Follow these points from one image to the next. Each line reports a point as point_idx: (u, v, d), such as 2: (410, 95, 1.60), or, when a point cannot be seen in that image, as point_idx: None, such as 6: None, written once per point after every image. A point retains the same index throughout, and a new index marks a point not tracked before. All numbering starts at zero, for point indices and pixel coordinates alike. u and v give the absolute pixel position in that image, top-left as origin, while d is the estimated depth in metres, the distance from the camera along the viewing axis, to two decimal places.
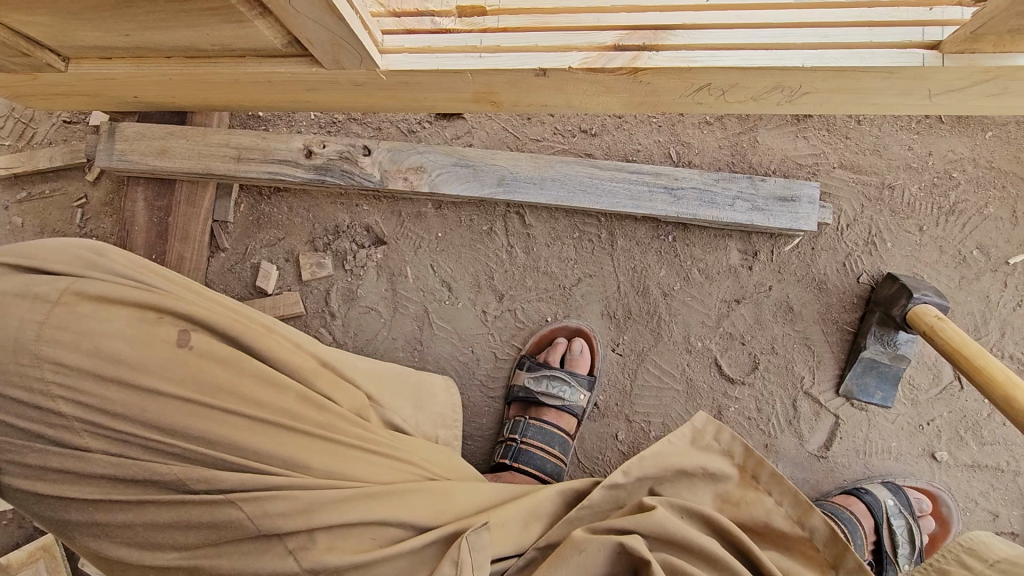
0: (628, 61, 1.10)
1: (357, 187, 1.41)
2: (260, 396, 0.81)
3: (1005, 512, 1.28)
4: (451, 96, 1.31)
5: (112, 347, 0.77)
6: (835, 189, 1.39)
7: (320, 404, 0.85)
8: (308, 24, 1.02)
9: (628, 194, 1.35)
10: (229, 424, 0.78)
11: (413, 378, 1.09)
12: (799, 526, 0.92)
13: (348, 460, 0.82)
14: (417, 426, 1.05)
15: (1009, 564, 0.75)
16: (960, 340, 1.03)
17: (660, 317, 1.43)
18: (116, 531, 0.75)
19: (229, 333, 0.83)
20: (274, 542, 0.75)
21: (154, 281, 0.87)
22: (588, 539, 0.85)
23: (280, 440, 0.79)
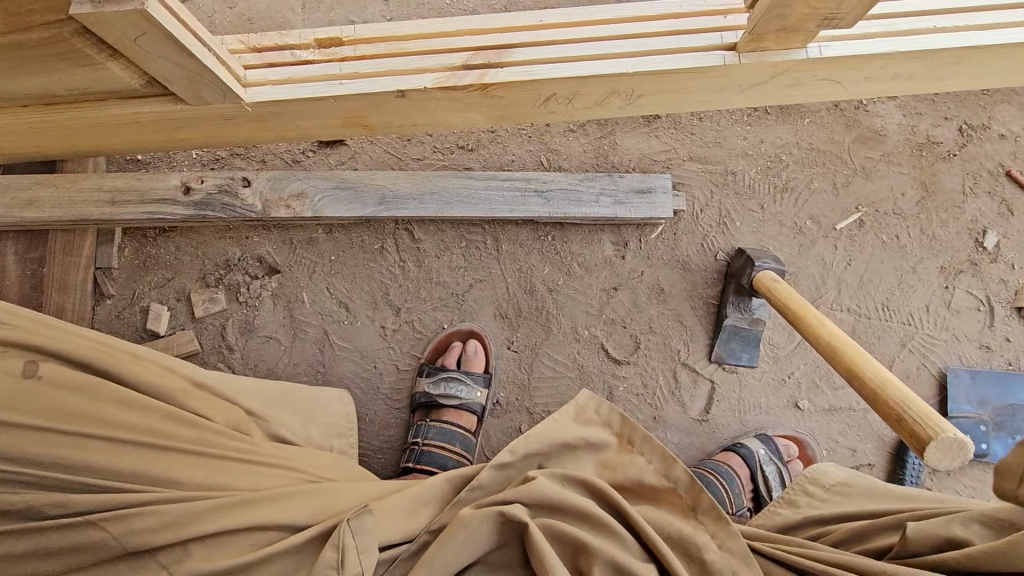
0: (476, 78, 1.19)
1: (240, 219, 1.44)
2: (125, 419, 0.91)
3: (861, 447, 1.46)
4: (323, 123, 1.36)
5: None
6: (687, 179, 1.56)
7: (189, 422, 0.95)
8: (161, 63, 1.06)
9: (502, 200, 1.46)
10: (89, 447, 0.87)
11: (302, 394, 1.15)
12: (666, 479, 0.97)
13: (213, 470, 0.91)
14: (309, 437, 1.12)
15: (840, 487, 1.07)
16: (785, 295, 1.19)
17: (548, 312, 1.53)
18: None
19: (99, 365, 0.94)
20: (146, 559, 0.82)
21: (21, 320, 0.95)
22: (471, 514, 0.90)
23: (139, 457, 0.88)
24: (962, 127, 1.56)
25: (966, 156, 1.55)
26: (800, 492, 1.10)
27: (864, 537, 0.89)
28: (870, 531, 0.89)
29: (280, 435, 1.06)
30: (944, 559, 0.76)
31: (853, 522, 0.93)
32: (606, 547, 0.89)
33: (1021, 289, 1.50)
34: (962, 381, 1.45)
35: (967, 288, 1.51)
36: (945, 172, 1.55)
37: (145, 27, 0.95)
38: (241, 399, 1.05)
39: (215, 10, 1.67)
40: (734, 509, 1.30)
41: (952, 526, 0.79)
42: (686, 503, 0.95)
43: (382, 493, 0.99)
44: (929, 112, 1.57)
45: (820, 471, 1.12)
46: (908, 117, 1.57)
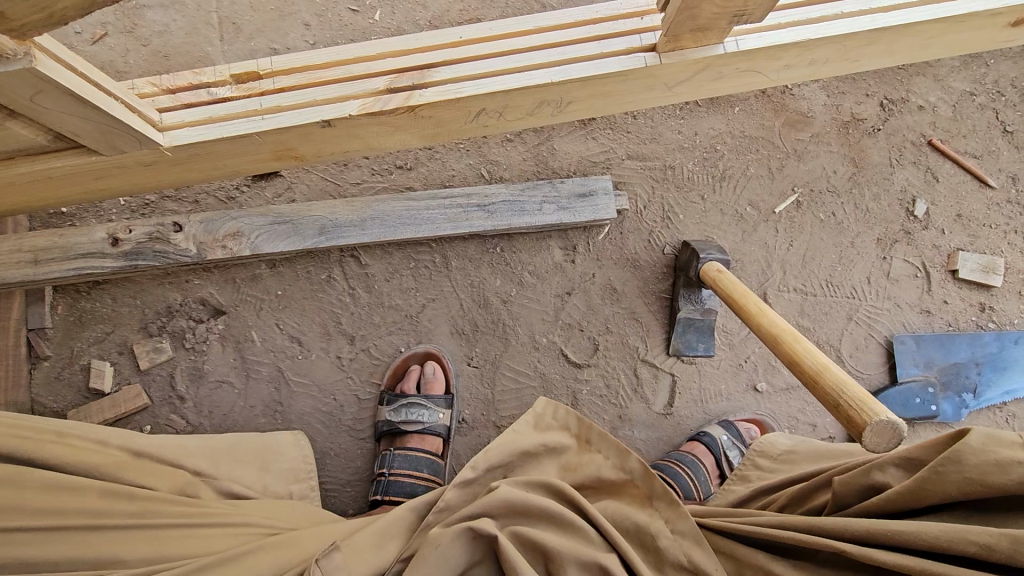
0: (402, 101, 1.17)
1: (176, 264, 1.39)
2: (56, 503, 0.86)
3: (821, 421, 1.50)
4: (252, 159, 1.32)
5: None
6: (627, 178, 1.57)
7: (129, 495, 0.91)
8: (63, 117, 1.01)
9: (445, 218, 1.44)
10: (20, 540, 0.82)
11: (254, 445, 1.16)
12: (623, 471, 0.98)
13: (160, 539, 0.88)
14: (266, 487, 1.11)
15: (787, 456, 1.09)
16: (731, 285, 1.20)
17: (504, 324, 1.52)
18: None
19: (21, 453, 0.89)
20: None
21: None
22: (441, 533, 0.88)
23: (77, 541, 0.84)
24: (883, 103, 1.61)
25: (889, 129, 1.61)
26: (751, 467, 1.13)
27: (807, 497, 0.92)
28: (812, 492, 0.91)
29: (234, 490, 1.04)
30: (870, 508, 0.79)
31: (791, 488, 0.96)
32: (575, 547, 0.87)
33: (953, 253, 1.56)
34: (907, 347, 1.51)
35: (904, 256, 1.56)
36: (872, 147, 1.60)
37: (39, 84, 0.90)
38: (190, 460, 1.04)
39: (128, 49, 1.61)
40: (703, 498, 1.31)
41: (872, 473, 0.80)
42: (642, 492, 0.95)
43: (346, 531, 0.97)
44: (851, 91, 1.62)
45: (766, 441, 1.16)
46: (832, 97, 1.61)
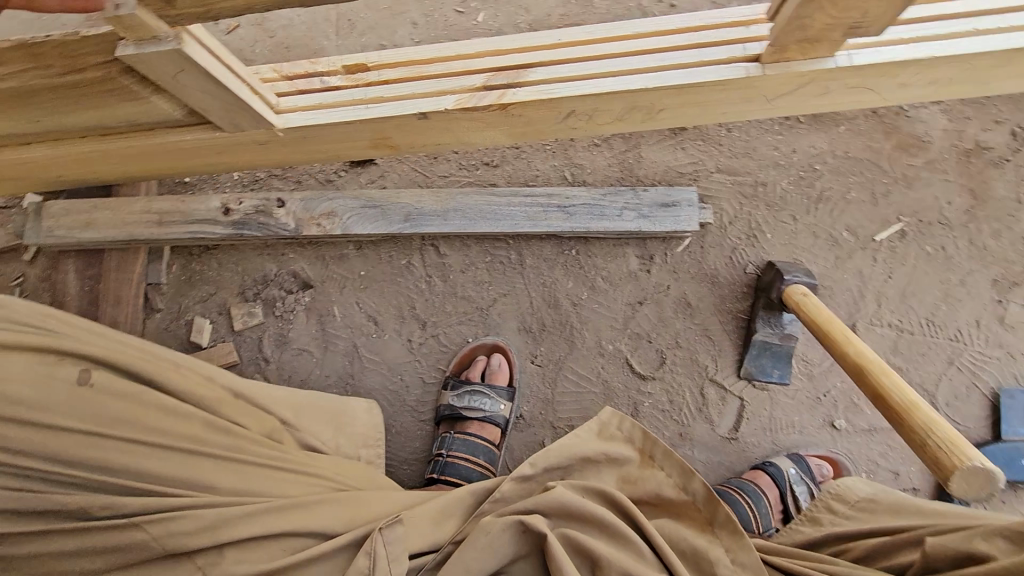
0: (496, 98, 1.21)
1: (275, 236, 1.51)
2: (163, 424, 0.95)
3: (905, 470, 1.38)
4: (352, 145, 1.41)
5: (13, 390, 0.90)
6: (714, 192, 1.53)
7: (224, 429, 1.00)
8: (198, 94, 1.13)
9: (525, 216, 1.47)
10: (132, 451, 0.92)
11: (332, 405, 1.21)
12: (685, 493, 0.94)
13: (243, 476, 0.96)
14: (337, 448, 1.17)
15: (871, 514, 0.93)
16: (816, 308, 1.13)
17: (572, 326, 1.53)
18: (26, 562, 0.88)
19: (139, 373, 0.99)
20: (185, 559, 0.88)
21: (60, 327, 1.01)
22: (493, 521, 0.90)
23: (178, 461, 0.93)
24: (1013, 132, 1.47)
25: (1019, 162, 1.46)
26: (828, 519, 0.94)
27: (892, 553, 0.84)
28: (897, 550, 0.83)
29: (306, 446, 1.12)
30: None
31: (872, 541, 0.88)
32: (622, 560, 0.85)
33: None
34: (1017, 402, 1.36)
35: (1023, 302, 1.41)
36: (995, 179, 1.46)
37: (180, 63, 1.01)
38: (276, 411, 1.12)
39: (256, 40, 1.77)
40: (762, 531, 1.25)
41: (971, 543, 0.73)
42: (705, 515, 0.91)
43: (406, 503, 1.00)
44: (978, 116, 1.48)
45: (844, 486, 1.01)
46: (953, 122, 1.49)
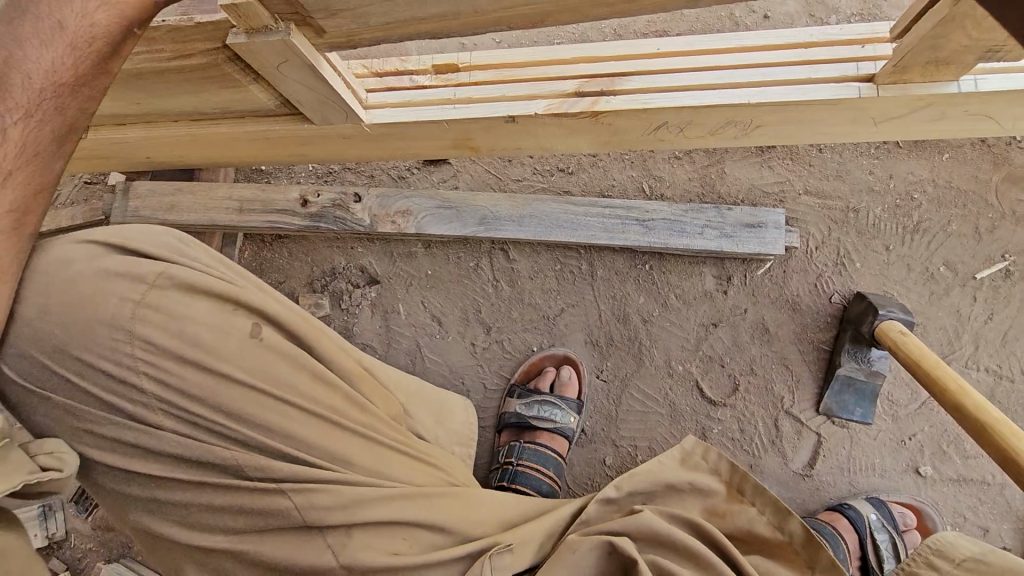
0: (588, 106, 1.17)
1: (349, 231, 1.51)
2: (316, 395, 0.85)
3: (996, 527, 1.29)
4: (433, 144, 1.40)
5: (196, 333, 0.81)
6: (801, 215, 1.46)
7: (363, 406, 0.90)
8: (297, 86, 1.12)
9: (602, 227, 1.43)
10: (286, 416, 0.83)
11: (435, 399, 1.09)
12: (780, 531, 0.92)
13: (384, 459, 0.88)
14: (436, 440, 1.06)
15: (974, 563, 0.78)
16: (919, 349, 1.05)
17: (641, 343, 1.48)
18: (173, 508, 0.80)
19: (303, 337, 0.87)
20: (316, 536, 0.80)
21: (233, 276, 0.88)
22: (580, 539, 0.87)
23: (326, 434, 0.84)
24: None
25: None
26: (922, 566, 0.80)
27: None
28: None
29: None
30: None
31: None
32: None
33: None
34: None
35: None
36: None
37: (286, 54, 1.00)
38: (394, 393, 1.01)
39: None
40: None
41: None
42: (805, 559, 0.88)
43: None
44: None
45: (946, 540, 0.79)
46: None
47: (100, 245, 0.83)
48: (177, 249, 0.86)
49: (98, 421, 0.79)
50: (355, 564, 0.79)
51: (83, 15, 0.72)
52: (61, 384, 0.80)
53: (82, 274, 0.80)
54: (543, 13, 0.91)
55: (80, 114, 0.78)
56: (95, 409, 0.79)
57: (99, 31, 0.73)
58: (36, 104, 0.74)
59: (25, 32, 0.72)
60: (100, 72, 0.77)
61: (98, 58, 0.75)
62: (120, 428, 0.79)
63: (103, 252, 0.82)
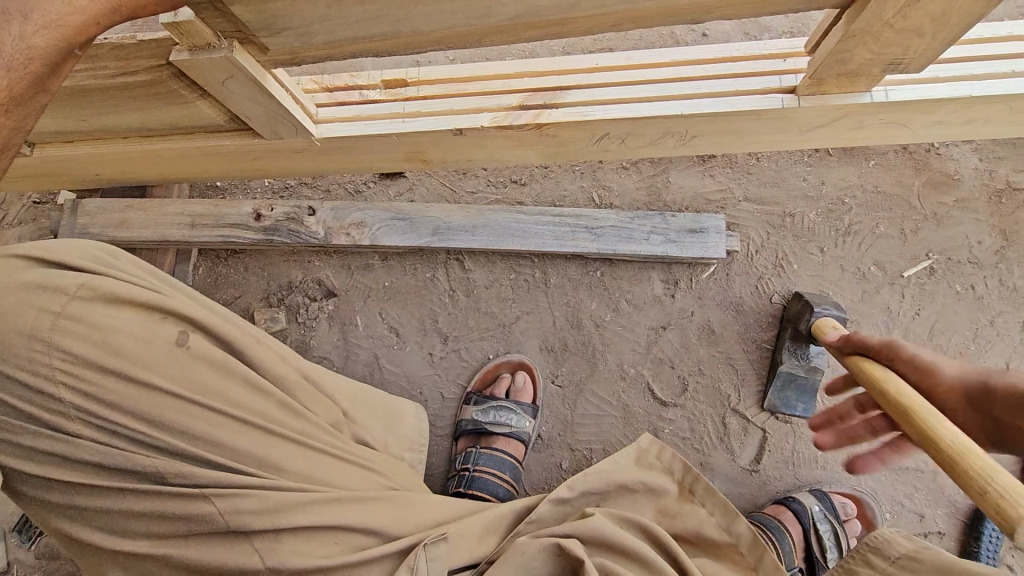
0: (532, 118, 1.22)
1: (304, 244, 1.52)
2: (243, 400, 0.86)
3: (930, 513, 1.36)
4: (385, 157, 1.43)
5: (119, 342, 0.82)
6: (742, 220, 1.53)
7: (300, 413, 0.90)
8: (246, 103, 1.14)
9: (552, 235, 1.48)
10: (211, 423, 0.83)
11: (382, 399, 1.09)
12: (728, 533, 0.95)
13: (315, 462, 0.87)
14: (386, 447, 1.05)
15: (906, 560, 0.81)
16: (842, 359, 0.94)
17: (594, 348, 1.52)
18: (94, 515, 0.79)
19: (233, 345, 0.89)
20: (242, 540, 0.79)
21: (161, 287, 0.92)
22: (530, 541, 0.88)
23: (255, 439, 0.84)
24: None
25: None
26: (859, 563, 0.85)
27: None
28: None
29: None
30: None
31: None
32: None
33: None
34: None
35: None
36: None
37: (230, 70, 1.02)
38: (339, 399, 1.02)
39: None
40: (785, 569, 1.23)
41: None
42: (749, 561, 0.91)
43: None
44: (1009, 156, 1.48)
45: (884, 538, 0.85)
46: (985, 161, 1.49)
47: (25, 259, 0.85)
48: (105, 261, 0.90)
49: (17, 431, 0.79)
50: (282, 567, 0.78)
51: (21, 37, 0.66)
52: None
53: (3, 286, 0.81)
54: (478, 32, 0.95)
55: (14, 132, 0.72)
56: (13, 419, 0.79)
57: (39, 54, 0.68)
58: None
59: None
60: (37, 91, 0.71)
61: (36, 78, 0.70)
62: (38, 437, 0.79)
63: (28, 265, 0.85)
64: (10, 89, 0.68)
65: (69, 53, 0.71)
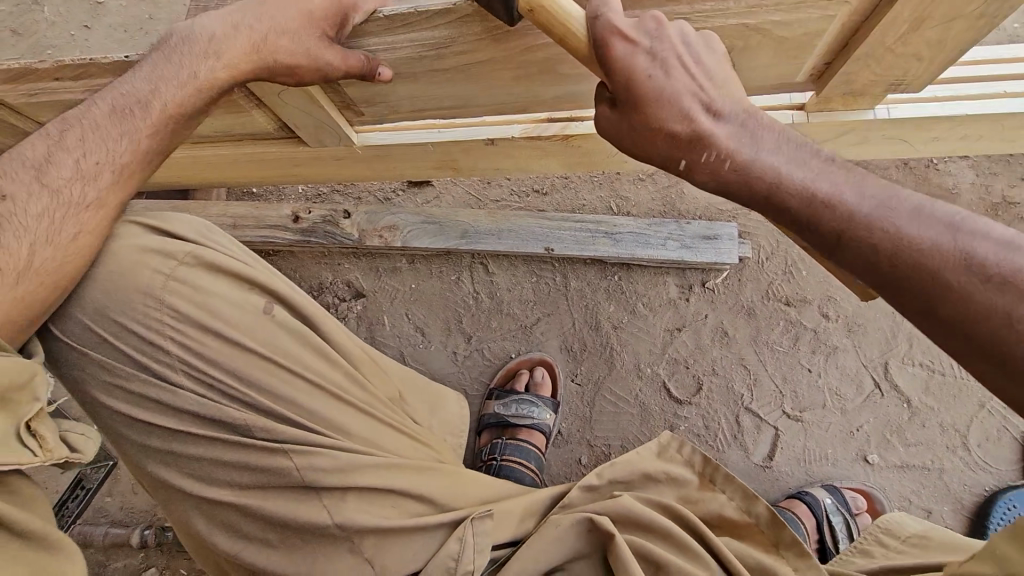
0: (560, 130, 1.31)
1: (339, 245, 1.60)
2: (320, 367, 0.95)
3: (937, 509, 1.42)
4: (418, 165, 1.53)
5: (215, 306, 0.91)
6: (752, 229, 1.62)
7: (363, 384, 0.99)
8: (298, 113, 1.22)
9: (574, 240, 1.56)
10: (289, 386, 0.92)
11: (428, 385, 1.20)
12: (747, 514, 1.01)
13: (377, 430, 0.97)
14: (429, 426, 1.16)
15: (915, 538, 0.98)
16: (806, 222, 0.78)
17: (612, 348, 1.59)
18: (185, 462, 0.89)
19: (306, 315, 0.98)
20: (312, 497, 0.89)
21: (253, 259, 1.00)
22: (564, 515, 0.95)
23: (326, 404, 0.94)
24: None
25: None
26: (873, 544, 1.01)
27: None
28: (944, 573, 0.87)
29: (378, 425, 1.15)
30: None
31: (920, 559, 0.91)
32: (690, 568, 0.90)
33: None
34: None
35: None
36: None
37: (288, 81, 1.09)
38: (393, 378, 1.12)
39: None
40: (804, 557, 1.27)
41: None
42: (768, 537, 0.98)
43: None
44: (1004, 173, 1.58)
45: (893, 520, 1.03)
46: (982, 178, 1.58)
47: (143, 226, 0.94)
48: (206, 234, 0.97)
49: (126, 378, 0.89)
50: (347, 524, 0.88)
51: (209, 68, 0.89)
52: (95, 344, 0.89)
53: (124, 246, 0.90)
54: None
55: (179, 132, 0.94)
56: (124, 369, 0.89)
57: (205, 76, 0.89)
58: (162, 122, 0.91)
59: (167, 70, 0.90)
60: (204, 106, 0.94)
61: (211, 94, 0.92)
62: (146, 384, 0.89)
63: (146, 232, 0.93)
64: (189, 103, 0.91)
65: (230, 88, 0.93)
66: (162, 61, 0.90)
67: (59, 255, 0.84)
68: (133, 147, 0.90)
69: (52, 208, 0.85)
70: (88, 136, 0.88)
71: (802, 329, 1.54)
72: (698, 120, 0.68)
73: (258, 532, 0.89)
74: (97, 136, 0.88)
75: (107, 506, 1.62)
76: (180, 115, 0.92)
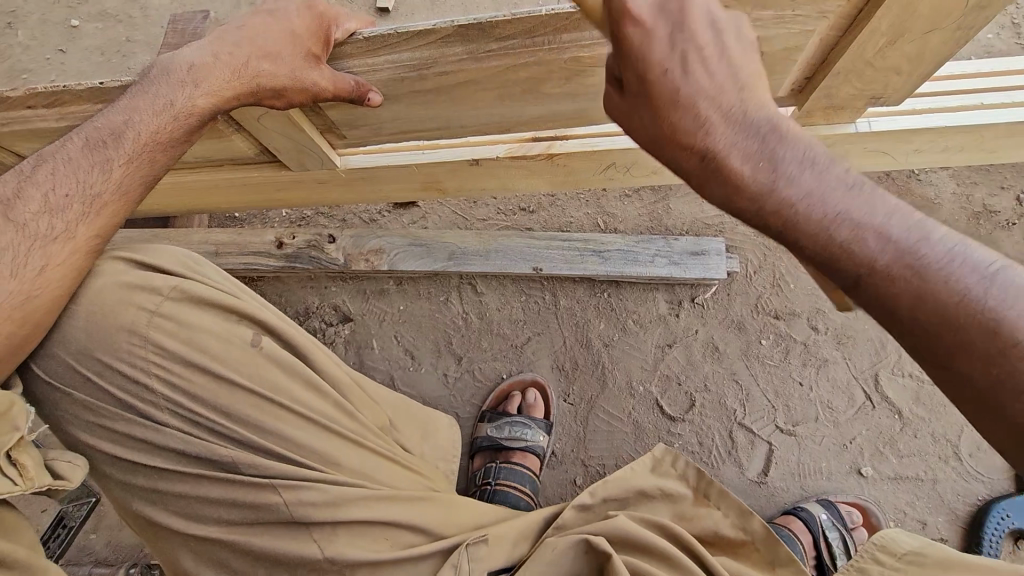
0: (545, 148, 1.31)
1: (324, 270, 1.58)
2: (309, 399, 0.93)
3: (932, 520, 1.42)
4: (403, 187, 1.51)
5: (202, 340, 0.89)
6: (740, 243, 1.62)
7: (353, 414, 0.97)
8: (278, 137, 1.20)
9: (563, 259, 1.55)
10: (276, 420, 0.90)
11: (419, 412, 1.17)
12: (743, 531, 1.01)
13: (368, 460, 0.95)
14: (422, 454, 1.14)
15: (912, 556, 0.92)
16: None
17: (603, 366, 1.58)
18: (172, 500, 0.87)
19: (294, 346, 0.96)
20: (302, 531, 0.86)
21: (240, 290, 0.98)
22: (559, 538, 0.92)
23: (315, 436, 0.91)
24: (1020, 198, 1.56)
25: None
26: (870, 562, 0.94)
27: None
28: None
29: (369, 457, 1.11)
30: None
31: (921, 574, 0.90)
32: None
33: None
34: None
35: None
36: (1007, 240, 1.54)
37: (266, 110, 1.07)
38: (383, 407, 1.10)
39: None
40: None
41: None
42: (764, 556, 0.97)
43: None
44: (984, 182, 1.60)
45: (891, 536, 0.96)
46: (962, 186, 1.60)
47: (126, 261, 0.91)
48: (191, 267, 0.95)
49: (110, 416, 0.87)
50: (339, 558, 0.85)
51: (188, 98, 0.88)
52: (77, 383, 0.87)
53: (108, 285, 0.88)
54: None
55: (164, 165, 0.93)
56: (109, 407, 0.87)
57: (197, 111, 0.89)
58: (137, 151, 0.89)
59: (142, 102, 0.88)
60: (186, 137, 0.92)
61: (190, 129, 0.91)
62: (130, 424, 0.86)
63: (126, 265, 0.91)
64: (173, 132, 0.90)
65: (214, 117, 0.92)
66: (138, 94, 0.88)
67: (25, 291, 0.80)
68: (107, 178, 0.87)
69: (17, 242, 0.82)
70: (59, 171, 0.86)
71: (792, 342, 1.54)
72: (719, 130, 0.62)
73: (248, 569, 0.87)
74: (68, 170, 0.86)
75: (89, 544, 1.57)
76: (157, 146, 0.90)
